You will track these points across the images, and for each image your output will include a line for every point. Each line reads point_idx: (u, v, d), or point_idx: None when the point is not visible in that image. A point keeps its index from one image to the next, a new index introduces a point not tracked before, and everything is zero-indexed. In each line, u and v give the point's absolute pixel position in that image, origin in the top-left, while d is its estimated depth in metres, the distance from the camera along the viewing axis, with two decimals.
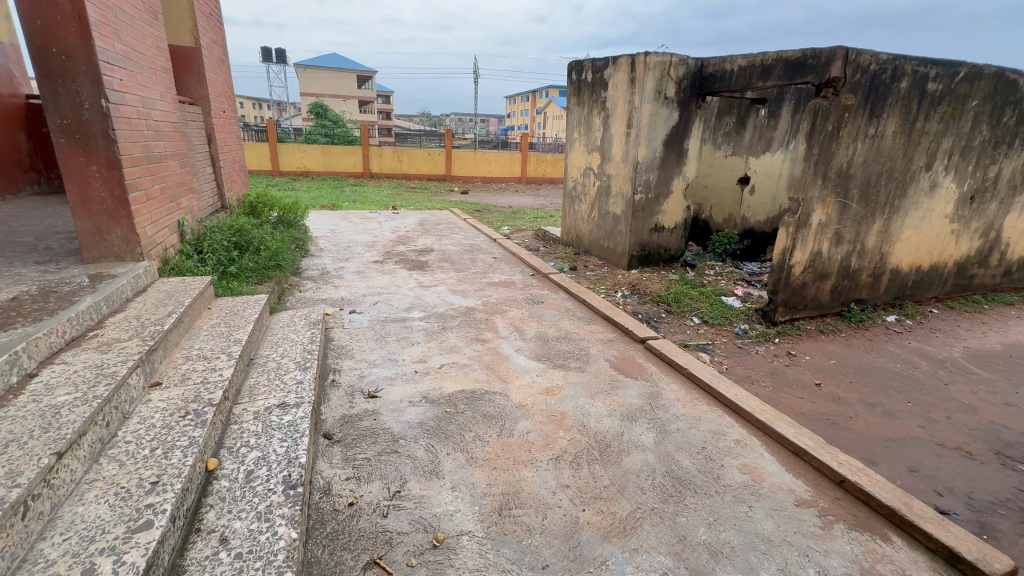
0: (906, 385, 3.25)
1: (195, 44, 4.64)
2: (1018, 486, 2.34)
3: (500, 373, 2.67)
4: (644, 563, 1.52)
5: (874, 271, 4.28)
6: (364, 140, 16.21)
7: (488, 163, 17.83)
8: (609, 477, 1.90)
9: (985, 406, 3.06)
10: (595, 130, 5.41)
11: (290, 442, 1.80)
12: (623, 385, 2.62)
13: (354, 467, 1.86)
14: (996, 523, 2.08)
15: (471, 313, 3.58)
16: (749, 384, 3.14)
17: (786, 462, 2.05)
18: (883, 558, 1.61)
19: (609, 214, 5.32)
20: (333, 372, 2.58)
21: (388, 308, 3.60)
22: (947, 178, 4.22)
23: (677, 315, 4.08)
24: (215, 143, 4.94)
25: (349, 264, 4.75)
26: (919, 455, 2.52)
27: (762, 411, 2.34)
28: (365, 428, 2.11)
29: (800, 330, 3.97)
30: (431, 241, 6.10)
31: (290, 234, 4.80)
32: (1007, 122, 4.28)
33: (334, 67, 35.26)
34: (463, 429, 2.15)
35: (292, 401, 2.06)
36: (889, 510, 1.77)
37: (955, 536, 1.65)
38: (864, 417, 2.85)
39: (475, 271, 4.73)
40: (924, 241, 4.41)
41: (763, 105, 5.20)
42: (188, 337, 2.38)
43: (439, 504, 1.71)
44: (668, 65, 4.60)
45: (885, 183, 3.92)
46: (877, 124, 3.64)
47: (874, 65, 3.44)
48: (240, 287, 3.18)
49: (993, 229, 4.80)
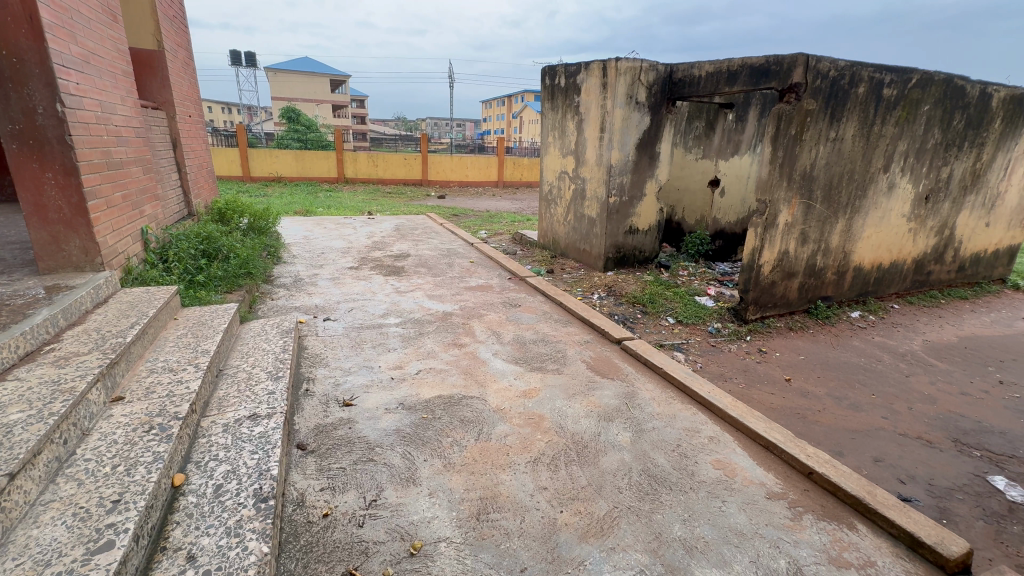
0: (870, 378, 3.39)
1: (158, 47, 4.51)
2: (975, 471, 2.45)
3: (477, 378, 2.66)
4: (621, 561, 1.54)
5: (838, 269, 4.44)
6: (339, 146, 16.00)
7: (464, 168, 17.82)
8: (587, 478, 1.91)
9: (943, 396, 3.20)
10: (569, 134, 5.47)
11: (261, 454, 1.76)
12: (600, 386, 2.66)
13: (328, 477, 1.83)
14: (955, 508, 2.18)
15: (448, 318, 3.57)
16: (722, 381, 3.21)
17: (757, 457, 2.11)
18: (849, 546, 1.66)
19: (585, 218, 5.39)
20: (306, 381, 2.53)
21: (363, 315, 3.55)
22: (904, 179, 4.42)
23: (652, 315, 4.15)
24: (180, 149, 4.80)
25: (323, 271, 4.66)
26: (883, 445, 2.62)
27: (734, 407, 2.41)
28: (340, 437, 2.08)
29: (770, 328, 4.08)
30: (407, 246, 6.05)
31: (261, 241, 4.70)
32: (957, 125, 4.51)
33: (306, 72, 34.73)
34: (440, 435, 2.13)
35: (263, 412, 2.01)
36: (854, 499, 1.83)
37: (915, 521, 1.72)
38: (831, 411, 2.95)
39: (452, 276, 4.72)
40: (885, 239, 4.60)
41: (731, 109, 5.33)
42: (152, 349, 2.30)
43: (417, 511, 1.69)
44: (639, 71, 4.69)
45: (847, 185, 4.08)
46: (837, 128, 3.79)
47: (833, 71, 3.58)
48: (209, 296, 3.09)
49: (947, 227, 5.04)
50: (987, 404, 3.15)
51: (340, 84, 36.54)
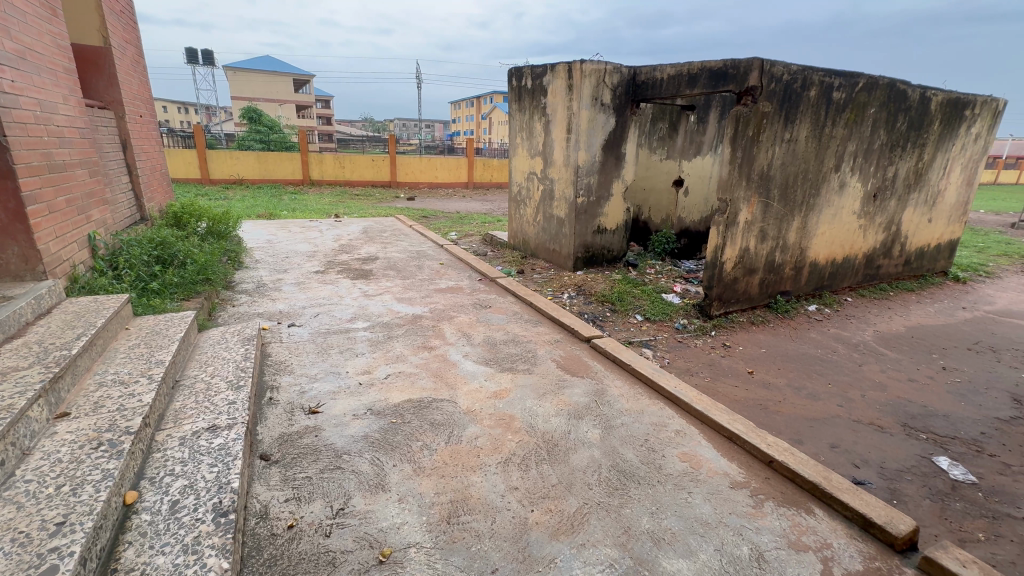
0: (826, 368, 3.55)
1: (104, 44, 4.28)
2: (922, 453, 2.60)
3: (447, 381, 2.64)
4: (590, 556, 1.55)
5: (796, 265, 4.63)
6: (303, 147, 15.60)
7: (434, 169, 17.66)
8: (557, 476, 1.93)
9: (893, 383, 3.39)
10: (536, 135, 5.51)
11: (221, 467, 1.69)
12: (570, 384, 2.68)
13: (293, 488, 1.78)
14: (904, 488, 2.31)
15: (418, 321, 3.53)
16: (688, 376, 3.30)
17: (721, 448, 2.18)
18: (807, 530, 1.73)
19: (554, 218, 5.43)
20: (270, 390, 2.45)
21: (330, 320, 3.47)
22: (854, 178, 4.65)
23: (621, 313, 4.22)
24: (131, 150, 4.58)
25: (287, 276, 4.53)
26: (838, 431, 2.75)
27: (698, 401, 2.48)
28: (305, 446, 2.02)
29: (733, 323, 4.22)
30: (376, 248, 5.96)
31: (220, 246, 4.53)
32: (901, 127, 4.77)
33: (267, 70, 33.71)
34: (410, 439, 2.11)
35: (223, 423, 1.94)
36: (811, 484, 1.91)
37: (867, 503, 1.81)
38: (791, 401, 3.07)
39: (421, 278, 4.67)
40: (838, 235, 4.82)
41: (692, 111, 5.49)
42: (102, 361, 2.18)
43: (385, 518, 1.66)
44: (604, 73, 4.77)
45: (802, 184, 4.26)
46: (791, 129, 3.95)
47: (787, 75, 3.73)
48: (163, 304, 2.95)
49: (893, 223, 5.33)
50: (932, 389, 3.34)
51: (304, 83, 35.63)
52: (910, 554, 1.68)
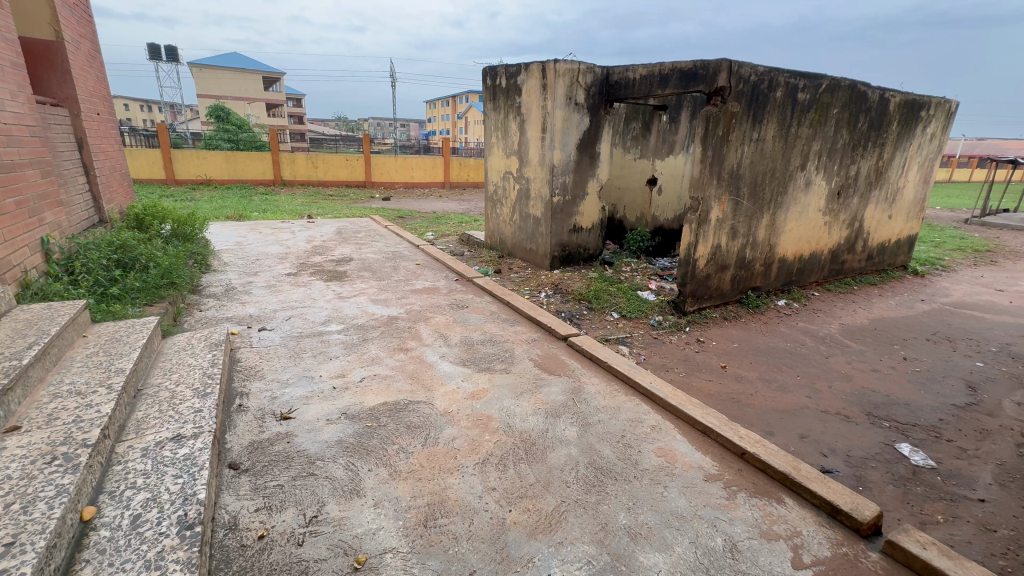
0: (796, 360, 3.66)
1: (56, 38, 4.07)
2: (885, 441, 2.70)
3: (423, 382, 2.61)
4: (568, 554, 1.56)
5: (765, 261, 4.75)
6: (274, 147, 15.24)
7: (409, 169, 17.45)
8: (535, 475, 1.93)
9: (858, 374, 3.51)
10: (511, 134, 5.51)
11: (186, 478, 1.63)
12: (547, 383, 2.69)
13: (264, 496, 1.73)
14: (869, 475, 2.39)
15: (394, 322, 3.48)
16: (664, 372, 3.35)
17: (695, 442, 2.21)
18: (777, 519, 1.78)
19: (530, 217, 5.44)
20: (239, 396, 2.38)
21: (302, 323, 3.38)
22: (819, 176, 4.80)
23: (597, 311, 4.26)
24: (87, 150, 4.38)
25: (257, 279, 4.40)
26: (807, 422, 2.83)
27: (674, 396, 2.51)
28: (277, 453, 1.97)
29: (707, 318, 4.31)
30: (350, 250, 5.85)
31: (186, 249, 4.37)
32: (862, 127, 4.95)
33: (235, 68, 32.77)
34: (386, 443, 2.07)
35: (189, 432, 1.87)
36: (782, 474, 1.96)
37: (834, 490, 1.87)
38: (762, 393, 3.15)
39: (397, 279, 4.61)
40: (804, 232, 4.98)
41: (665, 111, 5.58)
42: (56, 371, 2.07)
43: (360, 524, 1.63)
44: (577, 73, 4.80)
45: (770, 182, 4.38)
46: (759, 129, 4.05)
47: (754, 76, 3.83)
48: (124, 310, 2.83)
49: (856, 220, 5.54)
50: (894, 378, 3.49)
51: (274, 81, 34.76)
52: (875, 538, 1.75)
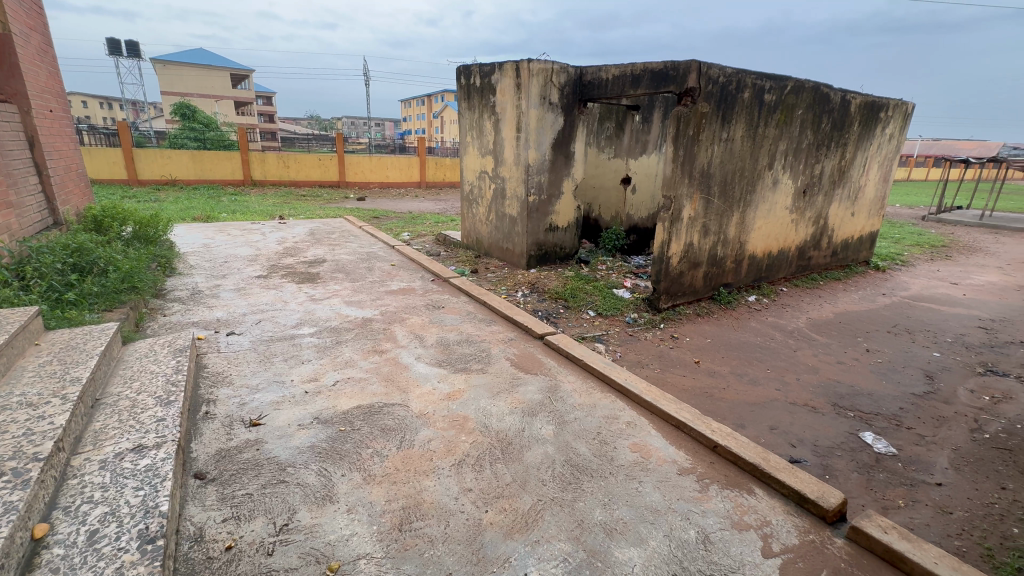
0: (765, 354, 3.76)
1: (3, 30, 3.86)
2: (850, 430, 2.80)
3: (399, 384, 2.58)
4: (545, 553, 1.56)
5: (736, 258, 4.87)
6: (244, 146, 14.83)
7: (384, 169, 17.24)
8: (511, 474, 1.92)
9: (824, 366, 3.64)
10: (486, 134, 5.49)
11: (148, 490, 1.57)
12: (524, 382, 2.69)
13: (231, 506, 1.67)
14: (835, 463, 2.48)
15: (368, 324, 3.42)
16: (639, 368, 3.40)
17: (669, 437, 2.25)
18: (748, 510, 1.82)
19: (506, 216, 5.43)
20: (206, 403, 2.30)
21: (273, 327, 3.30)
22: (785, 175, 4.95)
23: (574, 310, 4.28)
24: (39, 149, 4.17)
25: (225, 282, 4.27)
26: (776, 414, 2.91)
27: (648, 392, 2.55)
28: (245, 461, 1.91)
29: (681, 315, 4.38)
30: (323, 251, 5.74)
31: (148, 252, 4.20)
32: (825, 128, 5.12)
33: (201, 65, 31.75)
34: (360, 447, 2.04)
35: (151, 442, 1.80)
36: (752, 465, 2.01)
37: (802, 480, 1.92)
38: (734, 387, 3.23)
39: (372, 280, 4.55)
40: (773, 230, 5.12)
41: (637, 111, 5.65)
42: (4, 383, 1.96)
43: (333, 530, 1.60)
44: (551, 73, 4.82)
45: (739, 181, 4.49)
46: (728, 129, 4.15)
47: (722, 77, 3.91)
48: (81, 316, 2.70)
49: (822, 217, 5.72)
50: (857, 369, 3.62)
51: (242, 79, 33.78)
52: (840, 524, 1.80)
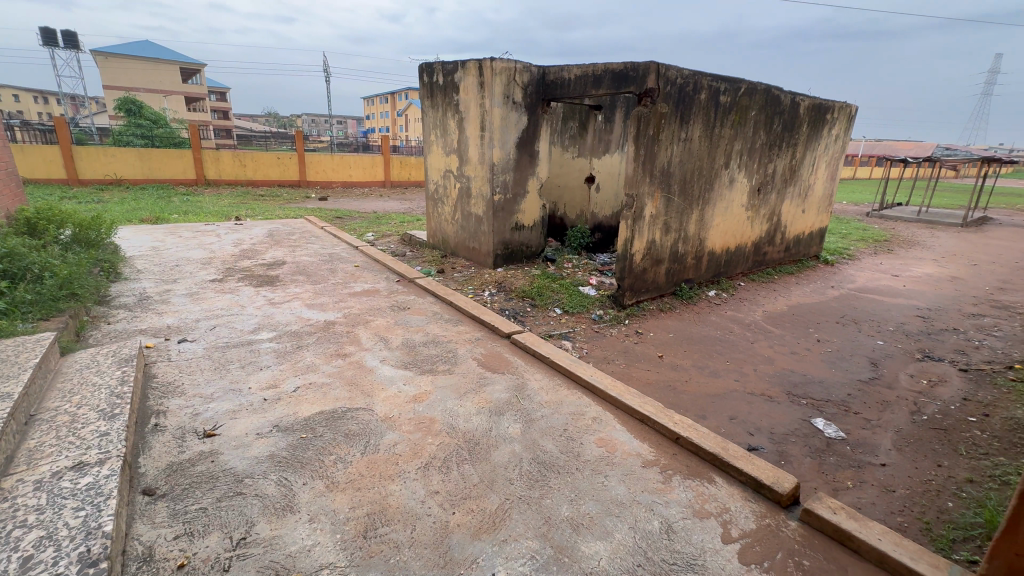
0: (725, 347, 3.90)
1: None
2: (803, 417, 2.94)
3: (363, 388, 2.52)
4: (512, 551, 1.56)
5: (696, 254, 5.02)
6: (196, 144, 14.15)
7: (347, 168, 16.84)
8: (478, 475, 1.91)
9: (778, 356, 3.80)
10: (450, 132, 5.44)
11: (90, 510, 1.47)
12: (491, 381, 2.69)
13: (184, 522, 1.59)
14: (790, 449, 2.59)
15: (331, 327, 3.33)
16: (605, 364, 3.45)
17: (633, 430, 2.30)
18: (709, 498, 1.88)
19: (471, 216, 5.41)
20: (155, 415, 2.18)
21: (229, 332, 3.17)
22: (740, 174, 5.14)
23: (540, 308, 4.31)
24: None
25: (176, 287, 4.07)
26: (735, 404, 3.02)
27: (613, 387, 2.60)
28: (199, 474, 1.82)
29: (644, 311, 4.49)
30: (283, 253, 5.54)
31: (89, 257, 3.94)
32: (777, 128, 5.35)
33: (146, 58, 30.06)
34: (322, 454, 1.98)
35: (93, 458, 1.69)
36: (712, 455, 2.08)
37: (758, 467, 2.01)
38: (695, 379, 3.33)
39: (334, 282, 4.43)
40: (730, 226, 5.30)
41: (599, 111, 5.73)
42: None
43: (294, 542, 1.54)
44: (514, 72, 4.82)
45: (698, 179, 4.63)
46: (686, 129, 4.27)
47: (679, 79, 4.02)
48: (12, 326, 2.51)
49: (775, 214, 5.98)
50: (809, 359, 3.81)
51: (193, 73, 32.25)
52: (794, 507, 1.89)
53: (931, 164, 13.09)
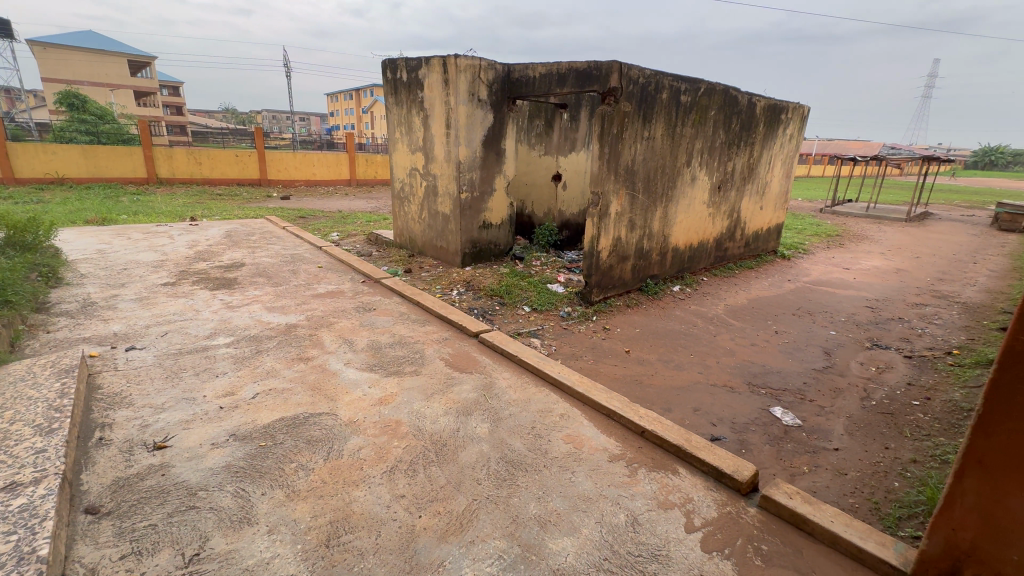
0: (688, 341, 4.00)
1: None
2: (762, 406, 3.04)
3: (326, 393, 2.45)
4: (480, 553, 1.55)
5: (660, 250, 5.12)
6: (147, 141, 13.43)
7: (310, 165, 16.35)
8: (445, 476, 1.89)
9: (739, 348, 3.93)
10: (415, 130, 5.37)
11: (23, 533, 1.37)
12: (458, 381, 2.66)
13: (131, 541, 1.51)
14: (750, 438, 2.69)
15: (292, 331, 3.23)
16: (574, 360, 3.48)
17: (601, 426, 2.32)
18: (673, 489, 1.93)
19: (439, 215, 5.35)
20: (100, 428, 2.05)
21: (182, 338, 3.02)
22: (701, 172, 5.28)
23: (509, 306, 4.31)
24: None
25: (124, 291, 3.85)
26: (699, 396, 3.10)
27: (580, 383, 2.62)
28: (148, 489, 1.73)
29: (611, 307, 4.55)
30: (242, 254, 5.33)
31: (25, 262, 3.68)
32: (735, 128, 5.52)
33: (90, 49, 28.31)
34: (282, 462, 1.91)
35: (27, 478, 1.57)
36: (676, 447, 2.13)
37: (719, 456, 2.07)
38: (661, 373, 3.40)
39: (297, 284, 4.29)
40: (693, 223, 5.45)
41: (565, 110, 5.77)
42: None
43: (251, 555, 1.48)
44: (478, 69, 4.80)
45: (661, 177, 4.72)
46: (648, 128, 4.35)
47: (642, 78, 4.09)
48: None
49: (735, 211, 6.18)
50: (768, 350, 3.95)
51: (142, 66, 30.61)
52: (752, 495, 1.96)
53: (879, 161, 13.81)
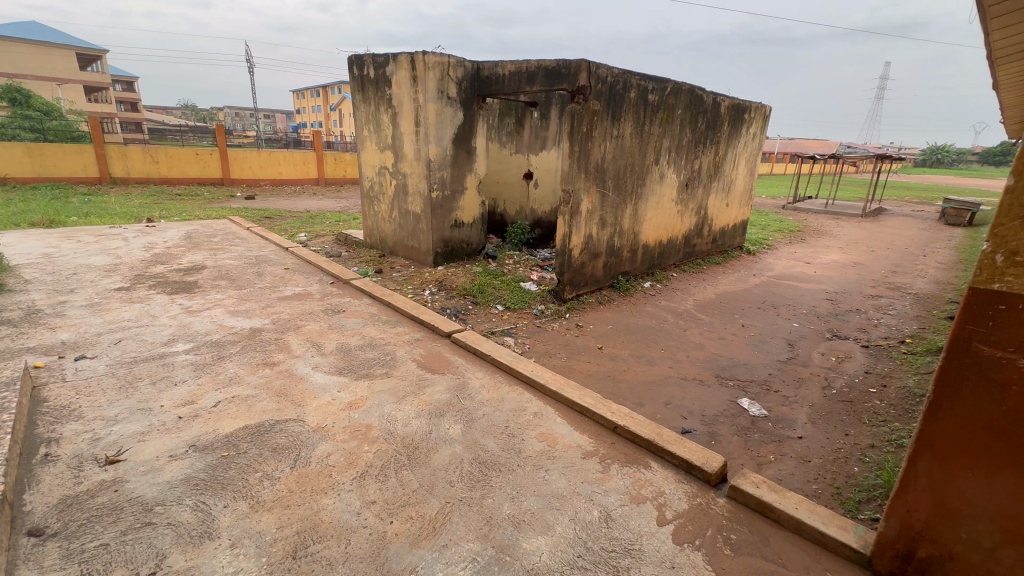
0: (659, 336, 4.07)
1: None
2: (731, 398, 3.12)
3: (293, 398, 2.37)
4: (452, 556, 1.53)
5: (631, 247, 5.19)
6: (98, 138, 12.75)
7: (276, 164, 15.86)
8: (418, 480, 1.86)
9: (708, 342, 4.02)
10: (384, 128, 5.27)
11: None
12: (430, 383, 2.62)
13: (80, 562, 1.42)
14: (719, 429, 2.75)
15: (257, 335, 3.12)
16: (547, 358, 3.49)
17: (574, 423, 2.33)
18: (645, 483, 1.95)
19: (409, 214, 5.27)
20: (45, 444, 1.92)
21: (138, 346, 2.87)
22: (669, 170, 5.37)
23: (482, 305, 4.29)
24: None
25: (73, 298, 3.63)
26: (670, 390, 3.16)
27: (553, 381, 2.62)
28: (99, 506, 1.63)
29: (584, 304, 4.58)
30: (203, 257, 5.11)
31: None
32: (701, 126, 5.64)
33: (33, 41, 26.67)
34: (245, 472, 1.84)
35: None
36: (648, 441, 2.15)
37: (689, 449, 2.10)
38: (633, 368, 3.45)
39: (262, 287, 4.14)
40: (662, 220, 5.54)
41: (535, 108, 5.77)
42: None
43: (213, 571, 1.42)
44: (447, 66, 4.74)
45: (630, 175, 4.78)
46: (617, 126, 4.40)
47: (610, 77, 4.13)
48: None
49: (702, 208, 6.32)
50: (735, 343, 4.06)
51: (92, 60, 29.04)
52: (721, 485, 2.00)
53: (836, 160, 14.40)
